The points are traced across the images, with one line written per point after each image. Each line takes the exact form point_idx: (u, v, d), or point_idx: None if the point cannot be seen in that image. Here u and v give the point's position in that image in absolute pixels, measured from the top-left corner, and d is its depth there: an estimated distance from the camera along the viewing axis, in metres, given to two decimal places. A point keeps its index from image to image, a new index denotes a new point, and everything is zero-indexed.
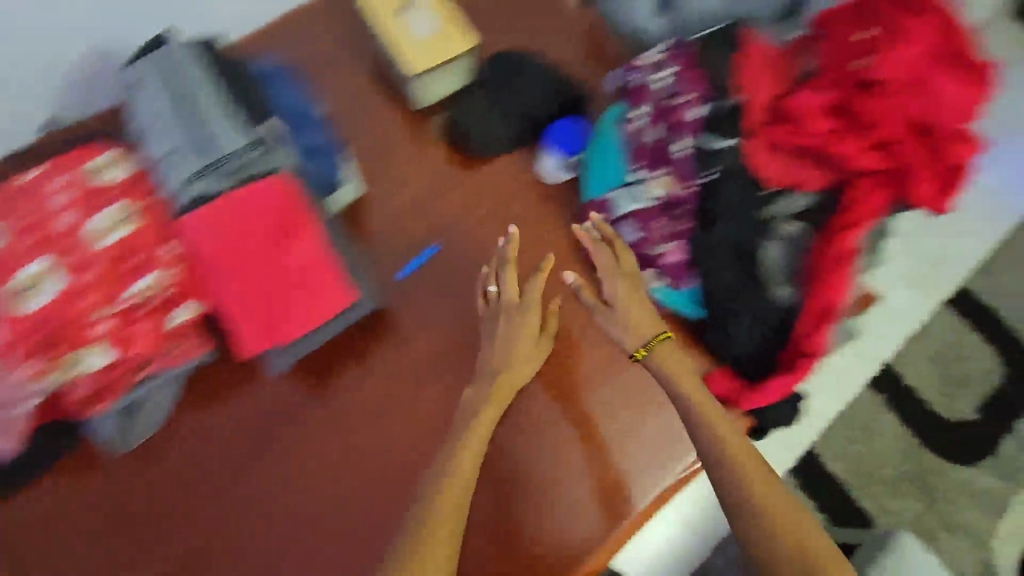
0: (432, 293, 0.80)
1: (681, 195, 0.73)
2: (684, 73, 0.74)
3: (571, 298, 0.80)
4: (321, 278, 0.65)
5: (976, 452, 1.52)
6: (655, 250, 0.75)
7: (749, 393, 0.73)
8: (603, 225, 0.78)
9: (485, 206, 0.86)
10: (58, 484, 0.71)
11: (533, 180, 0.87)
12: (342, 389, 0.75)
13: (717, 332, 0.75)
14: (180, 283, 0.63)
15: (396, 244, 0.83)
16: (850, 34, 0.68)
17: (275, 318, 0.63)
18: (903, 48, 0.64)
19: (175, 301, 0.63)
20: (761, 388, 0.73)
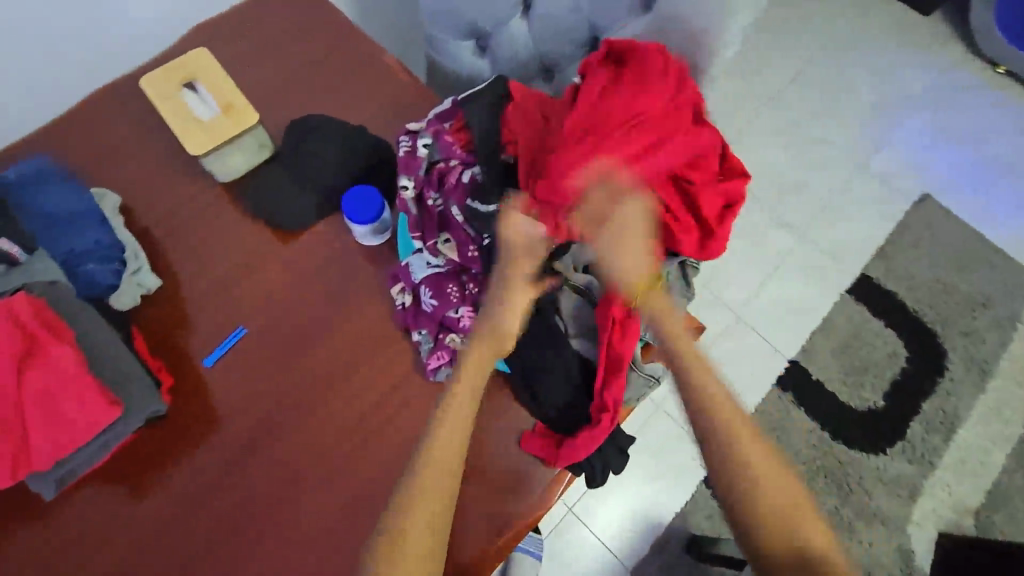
0: (241, 378, 0.78)
1: (466, 258, 0.74)
2: (444, 137, 0.74)
3: (382, 362, 0.78)
4: (75, 393, 0.62)
5: (882, 438, 1.55)
6: (454, 315, 0.75)
7: (561, 445, 0.72)
8: (407, 291, 0.79)
9: (296, 278, 0.83)
10: None
11: (348, 246, 0.85)
12: (144, 494, 0.73)
13: (523, 387, 0.75)
14: None
15: (201, 330, 0.80)
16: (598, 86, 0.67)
17: (27, 444, 0.61)
18: (635, 104, 0.64)
19: None
20: (570, 440, 0.72)
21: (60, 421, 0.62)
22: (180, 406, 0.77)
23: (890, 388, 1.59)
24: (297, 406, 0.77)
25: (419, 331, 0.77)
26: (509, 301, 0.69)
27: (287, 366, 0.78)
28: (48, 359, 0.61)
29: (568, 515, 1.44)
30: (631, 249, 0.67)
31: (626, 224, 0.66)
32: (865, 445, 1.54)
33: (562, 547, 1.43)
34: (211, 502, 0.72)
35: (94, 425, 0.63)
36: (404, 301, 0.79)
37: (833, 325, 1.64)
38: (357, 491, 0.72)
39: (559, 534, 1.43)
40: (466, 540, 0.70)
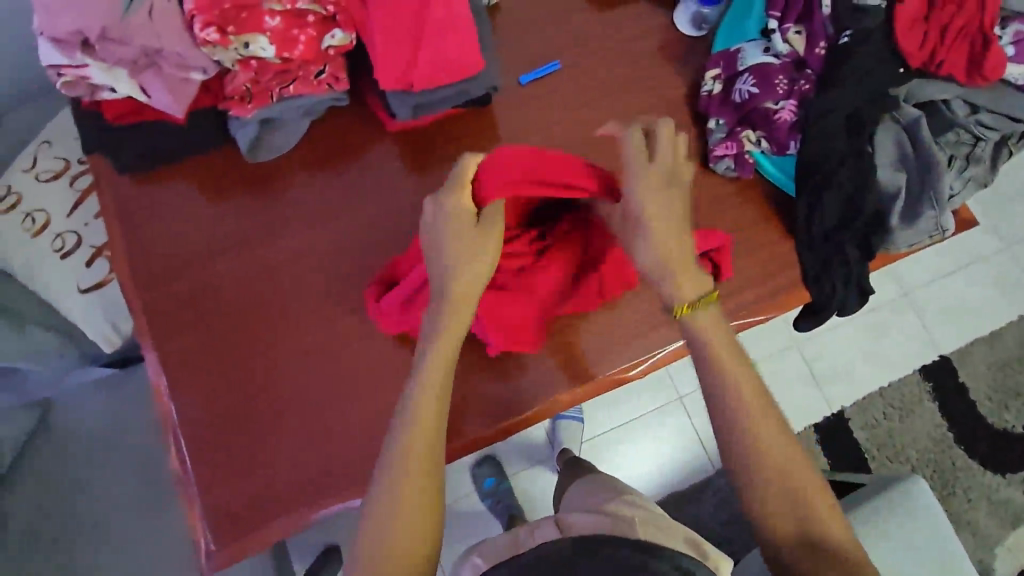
0: (546, 104, 0.84)
1: (810, 55, 0.76)
2: None
3: (308, 163, 0.81)
4: (458, 32, 0.71)
5: (1005, 461, 1.42)
6: (769, 106, 0.76)
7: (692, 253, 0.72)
8: (720, 78, 0.81)
9: (614, 38, 0.87)
10: (194, 184, 0.79)
11: (665, 28, 0.87)
12: (443, 165, 0.82)
13: (785, 209, 0.81)
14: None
15: (521, 50, 0.85)
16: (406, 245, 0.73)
17: (414, 59, 0.71)
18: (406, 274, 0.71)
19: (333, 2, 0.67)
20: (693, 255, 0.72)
21: (446, 52, 0.71)
22: (482, 108, 0.83)
23: None
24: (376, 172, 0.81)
25: (716, 119, 0.81)
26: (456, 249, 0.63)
27: (444, 136, 0.82)
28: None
29: (678, 401, 1.33)
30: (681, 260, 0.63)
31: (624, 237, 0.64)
32: (985, 460, 1.42)
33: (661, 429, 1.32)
34: (279, 229, 0.79)
35: (463, 71, 0.73)
36: (712, 89, 0.81)
37: (1001, 337, 1.47)
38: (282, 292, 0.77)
39: (661, 417, 1.32)
40: (486, 403, 0.76)
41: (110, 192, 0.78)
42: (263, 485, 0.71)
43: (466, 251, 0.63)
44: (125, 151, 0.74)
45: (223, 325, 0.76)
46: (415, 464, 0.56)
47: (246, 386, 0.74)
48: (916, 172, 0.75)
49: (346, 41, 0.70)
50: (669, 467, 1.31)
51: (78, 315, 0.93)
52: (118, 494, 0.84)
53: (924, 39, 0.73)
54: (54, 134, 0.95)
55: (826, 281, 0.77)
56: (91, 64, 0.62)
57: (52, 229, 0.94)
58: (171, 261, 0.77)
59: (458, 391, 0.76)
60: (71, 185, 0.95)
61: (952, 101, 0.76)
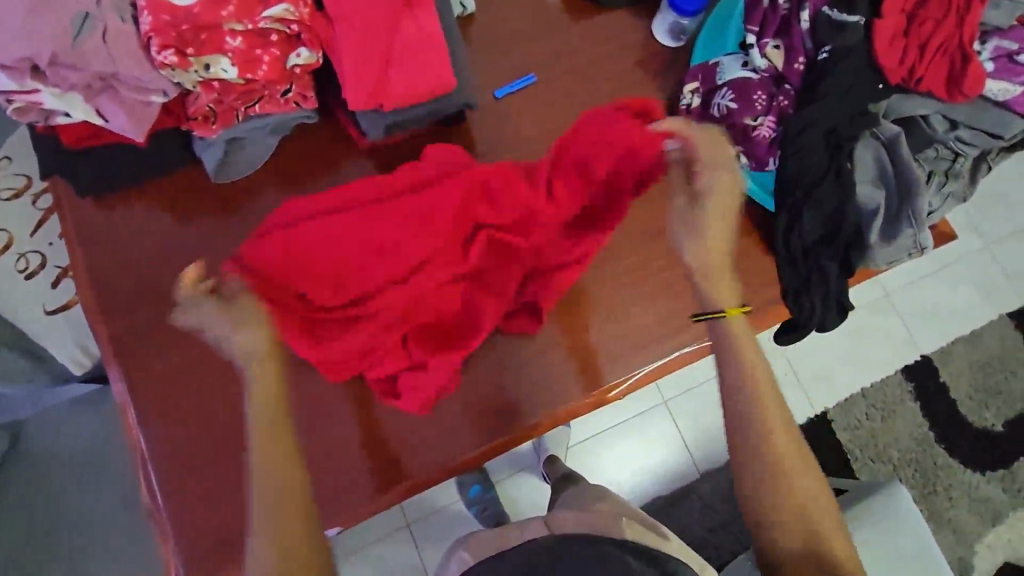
0: (521, 119, 0.82)
1: (788, 70, 0.75)
2: None
3: (275, 179, 0.78)
4: (428, 50, 0.70)
5: (986, 460, 1.43)
6: (747, 122, 0.76)
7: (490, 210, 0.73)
8: (699, 91, 0.80)
9: (589, 51, 0.85)
10: (158, 205, 0.76)
11: (642, 39, 0.86)
12: None
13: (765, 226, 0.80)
14: (307, 11, 0.65)
15: (495, 62, 0.83)
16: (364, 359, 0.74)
17: (386, 79, 0.69)
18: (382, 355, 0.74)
19: (297, 18, 0.65)
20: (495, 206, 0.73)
21: (419, 70, 0.70)
22: (456, 125, 0.81)
23: (1014, 419, 1.46)
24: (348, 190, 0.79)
25: None
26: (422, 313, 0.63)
27: (415, 152, 0.80)
28: (416, 17, 0.69)
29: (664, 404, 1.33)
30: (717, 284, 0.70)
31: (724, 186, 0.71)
32: (965, 459, 1.43)
33: (646, 433, 1.32)
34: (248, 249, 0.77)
35: (435, 89, 0.72)
36: (691, 102, 0.80)
37: (982, 339, 1.48)
38: None
39: (648, 422, 1.32)
40: (469, 428, 0.76)
41: (69, 215, 0.75)
42: (234, 515, 0.69)
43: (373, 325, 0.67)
44: (85, 173, 0.72)
45: (190, 352, 0.74)
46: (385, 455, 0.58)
47: (216, 413, 0.72)
48: (895, 189, 0.74)
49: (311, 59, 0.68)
50: (649, 471, 1.30)
51: (44, 337, 0.91)
52: (93, 521, 0.83)
53: (904, 54, 0.71)
54: (15, 151, 0.93)
55: (805, 299, 0.76)
56: (42, 90, 0.61)
57: (15, 250, 0.92)
58: (135, 287, 0.74)
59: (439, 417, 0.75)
60: (32, 204, 0.93)
61: (931, 117, 0.75)
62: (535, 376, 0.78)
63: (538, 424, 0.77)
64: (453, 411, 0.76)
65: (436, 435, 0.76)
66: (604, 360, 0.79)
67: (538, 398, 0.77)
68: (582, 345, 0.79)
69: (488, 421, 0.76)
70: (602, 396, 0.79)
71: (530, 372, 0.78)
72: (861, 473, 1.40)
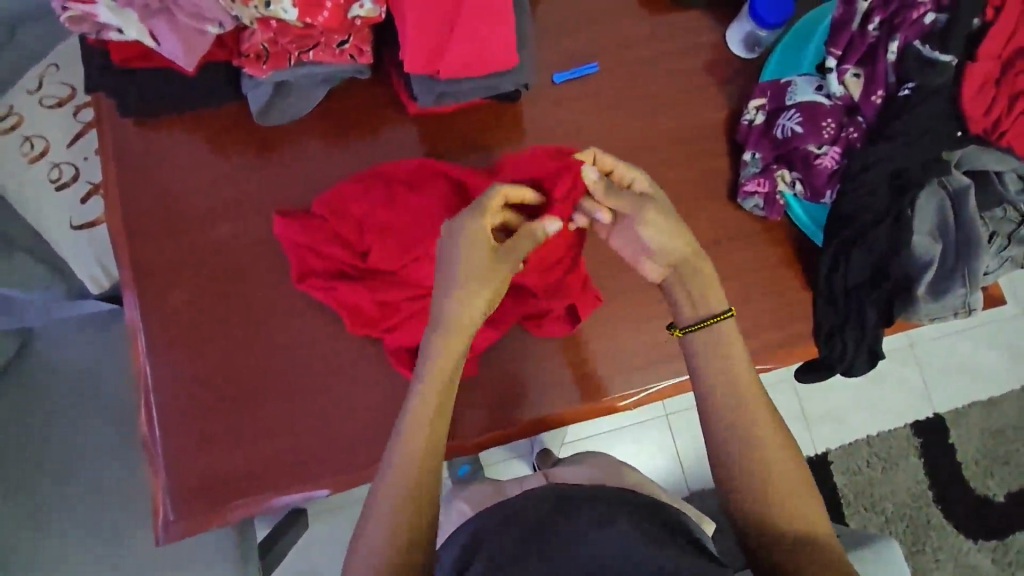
0: (575, 107, 0.79)
1: (864, 102, 0.71)
2: None
3: (318, 130, 0.77)
4: (495, 22, 0.67)
5: (981, 528, 1.40)
6: (810, 150, 0.73)
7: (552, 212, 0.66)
8: (764, 109, 0.76)
9: (657, 49, 0.81)
10: (196, 139, 0.75)
11: (714, 44, 0.82)
12: (456, 156, 0.77)
13: (809, 261, 0.77)
14: None
15: (558, 45, 0.80)
16: (374, 326, 0.70)
17: (446, 46, 0.66)
18: (397, 326, 0.71)
19: None
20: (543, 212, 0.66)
21: (480, 41, 0.67)
22: (509, 104, 0.78)
23: (1017, 491, 1.42)
24: (389, 152, 0.77)
25: (752, 152, 0.76)
26: (461, 270, 0.59)
27: (462, 125, 0.78)
28: None
29: (666, 417, 1.31)
30: (707, 294, 0.63)
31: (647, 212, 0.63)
32: (960, 523, 1.40)
33: (642, 443, 1.30)
34: (280, 196, 0.75)
35: (496, 63, 0.69)
36: (754, 119, 0.76)
37: (1000, 407, 1.44)
38: (272, 265, 0.74)
39: (646, 430, 1.31)
40: (474, 414, 0.74)
41: (107, 134, 0.74)
42: (227, 459, 0.69)
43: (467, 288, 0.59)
44: (129, 95, 0.70)
45: (207, 290, 0.73)
46: (423, 426, 0.56)
47: (224, 355, 0.72)
48: (954, 243, 0.71)
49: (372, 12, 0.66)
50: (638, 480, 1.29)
51: (65, 249, 0.91)
52: (88, 439, 0.83)
53: (989, 105, 0.67)
54: (62, 59, 0.92)
55: (837, 340, 0.74)
56: (99, 2, 0.60)
57: (48, 159, 0.92)
58: (162, 215, 0.73)
59: None
60: (72, 116, 0.93)
61: (1006, 175, 0.71)
62: (547, 374, 0.76)
63: (545, 420, 0.76)
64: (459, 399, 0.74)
65: None
66: (617, 369, 0.77)
67: (549, 394, 0.76)
68: (600, 348, 0.77)
69: (493, 409, 0.74)
70: (611, 405, 0.77)
71: (542, 368, 0.76)
72: (851, 519, 1.38)
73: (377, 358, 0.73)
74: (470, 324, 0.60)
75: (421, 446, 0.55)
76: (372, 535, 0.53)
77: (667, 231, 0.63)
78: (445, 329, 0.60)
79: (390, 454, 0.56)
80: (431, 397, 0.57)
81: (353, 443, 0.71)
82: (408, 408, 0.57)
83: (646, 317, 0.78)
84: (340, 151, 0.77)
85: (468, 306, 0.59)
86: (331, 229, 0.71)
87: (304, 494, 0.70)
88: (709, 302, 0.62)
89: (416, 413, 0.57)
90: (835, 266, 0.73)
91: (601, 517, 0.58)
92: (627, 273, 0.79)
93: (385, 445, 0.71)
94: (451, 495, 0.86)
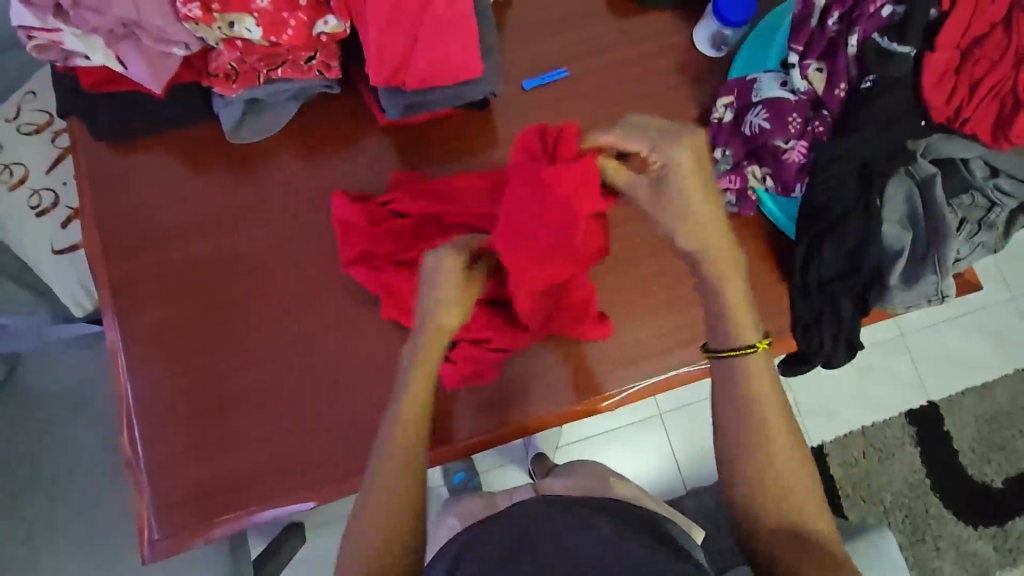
0: (546, 113, 0.80)
1: (828, 95, 0.71)
2: None
3: (293, 146, 0.78)
4: (460, 30, 0.67)
5: (979, 514, 1.39)
6: (778, 145, 0.73)
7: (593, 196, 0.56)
8: (732, 106, 0.78)
9: (625, 53, 0.82)
10: (171, 159, 0.76)
11: (682, 45, 0.83)
12: (431, 165, 0.78)
13: (785, 255, 0.78)
14: None
15: (528, 51, 0.81)
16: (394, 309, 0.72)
17: (410, 58, 0.67)
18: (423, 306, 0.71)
19: None
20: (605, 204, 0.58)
21: (443, 51, 0.67)
22: (482, 112, 0.79)
23: (1015, 476, 1.41)
24: (364, 165, 0.78)
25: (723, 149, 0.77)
26: (440, 296, 0.61)
27: (435, 134, 0.79)
28: None
29: (659, 416, 1.31)
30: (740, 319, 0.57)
31: (690, 160, 0.52)
32: (959, 510, 1.39)
33: (637, 444, 1.30)
34: (256, 213, 0.76)
35: (461, 72, 0.70)
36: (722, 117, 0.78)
37: (993, 392, 1.44)
38: (251, 281, 0.74)
39: (640, 430, 1.31)
40: (463, 421, 0.74)
41: (83, 158, 0.75)
42: (211, 476, 0.69)
43: (443, 303, 0.61)
44: (100, 118, 0.71)
45: (187, 309, 0.73)
46: (397, 444, 0.56)
47: (205, 373, 0.72)
48: (924, 232, 0.71)
49: (338, 28, 0.67)
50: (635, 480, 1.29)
51: (47, 273, 0.92)
52: (75, 462, 0.83)
53: (952, 92, 0.67)
54: (38, 86, 0.94)
55: (815, 333, 0.75)
56: (64, 30, 0.60)
57: (27, 186, 0.92)
58: (139, 237, 0.74)
59: (432, 401, 0.74)
60: (50, 143, 0.94)
61: (972, 162, 0.73)
62: (532, 378, 0.76)
63: (531, 425, 0.76)
64: (450, 406, 0.74)
65: (422, 422, 0.74)
66: (602, 372, 0.77)
67: (535, 401, 0.76)
68: (583, 349, 0.77)
69: (482, 416, 0.75)
70: (596, 406, 0.77)
71: (529, 372, 0.76)
72: (849, 512, 1.37)
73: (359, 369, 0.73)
74: (443, 329, 0.62)
75: (397, 455, 0.55)
76: (361, 544, 0.52)
77: (678, 215, 0.54)
78: (425, 335, 0.61)
79: (371, 462, 0.56)
80: (415, 405, 0.58)
81: (335, 455, 0.71)
82: (391, 411, 0.58)
83: (627, 318, 0.78)
84: (315, 166, 0.77)
85: (442, 312, 0.61)
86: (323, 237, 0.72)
87: (289, 508, 0.70)
88: (737, 331, 0.56)
89: (393, 422, 0.57)
90: (818, 257, 0.73)
91: (591, 524, 0.59)
92: (605, 275, 0.79)
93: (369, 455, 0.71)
94: (442, 511, 0.86)
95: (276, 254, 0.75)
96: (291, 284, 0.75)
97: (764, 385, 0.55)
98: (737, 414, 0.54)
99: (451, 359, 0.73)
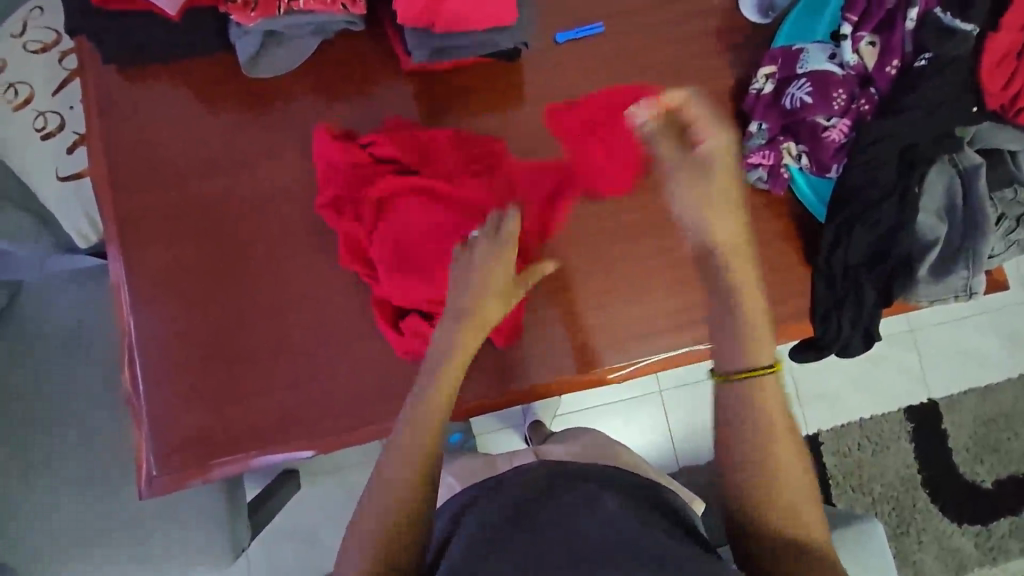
0: (577, 70, 0.76)
1: (877, 73, 0.69)
2: None
3: (309, 84, 0.74)
4: None
5: (966, 512, 1.40)
6: (819, 121, 0.70)
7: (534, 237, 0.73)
8: (773, 78, 0.74)
9: (663, 11, 0.78)
10: (179, 91, 0.72)
11: (725, 8, 0.78)
12: (453, 116, 0.75)
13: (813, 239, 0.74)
14: None
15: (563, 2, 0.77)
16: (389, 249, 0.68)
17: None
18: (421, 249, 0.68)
19: None
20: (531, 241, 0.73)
21: None
22: (510, 64, 0.76)
23: (1005, 478, 1.42)
24: (381, 111, 0.75)
25: (759, 123, 0.74)
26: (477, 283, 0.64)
27: (456, 85, 0.75)
28: None
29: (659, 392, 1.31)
30: (759, 343, 0.61)
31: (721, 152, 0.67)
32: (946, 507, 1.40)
33: (634, 418, 1.30)
34: (265, 155, 0.73)
35: (492, 18, 0.67)
36: (762, 89, 0.74)
37: (994, 394, 1.43)
38: (258, 223, 0.72)
39: (638, 405, 1.30)
40: (465, 384, 0.73)
41: (89, 82, 0.71)
42: (209, 419, 0.69)
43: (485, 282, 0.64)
44: (110, 41, 0.68)
45: (192, 248, 0.71)
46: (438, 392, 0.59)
47: (207, 315, 0.70)
48: (959, 223, 0.69)
49: None
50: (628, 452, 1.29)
51: (49, 197, 0.89)
52: (80, 391, 0.83)
53: (1009, 79, 0.66)
54: (47, 3, 0.90)
55: (834, 319, 0.72)
56: None
57: (32, 107, 0.89)
58: (145, 170, 0.71)
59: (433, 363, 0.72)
60: (58, 62, 0.90)
61: (1021, 154, 0.69)
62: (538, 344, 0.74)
63: (536, 390, 0.74)
64: None
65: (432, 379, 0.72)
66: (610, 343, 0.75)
67: (543, 369, 0.74)
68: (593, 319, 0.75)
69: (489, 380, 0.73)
70: (603, 376, 0.75)
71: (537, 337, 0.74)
72: (838, 501, 1.38)
73: (364, 323, 0.72)
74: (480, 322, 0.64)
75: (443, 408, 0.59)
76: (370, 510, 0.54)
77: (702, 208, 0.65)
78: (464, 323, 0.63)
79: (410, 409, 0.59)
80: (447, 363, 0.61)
81: (336, 407, 0.70)
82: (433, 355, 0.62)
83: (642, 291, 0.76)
84: (330, 109, 0.74)
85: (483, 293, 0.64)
86: (336, 180, 0.70)
87: (289, 454, 0.69)
88: (754, 352, 0.60)
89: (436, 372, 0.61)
90: (848, 243, 0.70)
91: (588, 494, 0.58)
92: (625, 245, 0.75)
93: (369, 410, 0.70)
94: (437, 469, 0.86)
95: (285, 197, 0.73)
96: (299, 230, 0.72)
97: (770, 395, 0.59)
98: (743, 449, 0.57)
99: (394, 328, 0.70)
